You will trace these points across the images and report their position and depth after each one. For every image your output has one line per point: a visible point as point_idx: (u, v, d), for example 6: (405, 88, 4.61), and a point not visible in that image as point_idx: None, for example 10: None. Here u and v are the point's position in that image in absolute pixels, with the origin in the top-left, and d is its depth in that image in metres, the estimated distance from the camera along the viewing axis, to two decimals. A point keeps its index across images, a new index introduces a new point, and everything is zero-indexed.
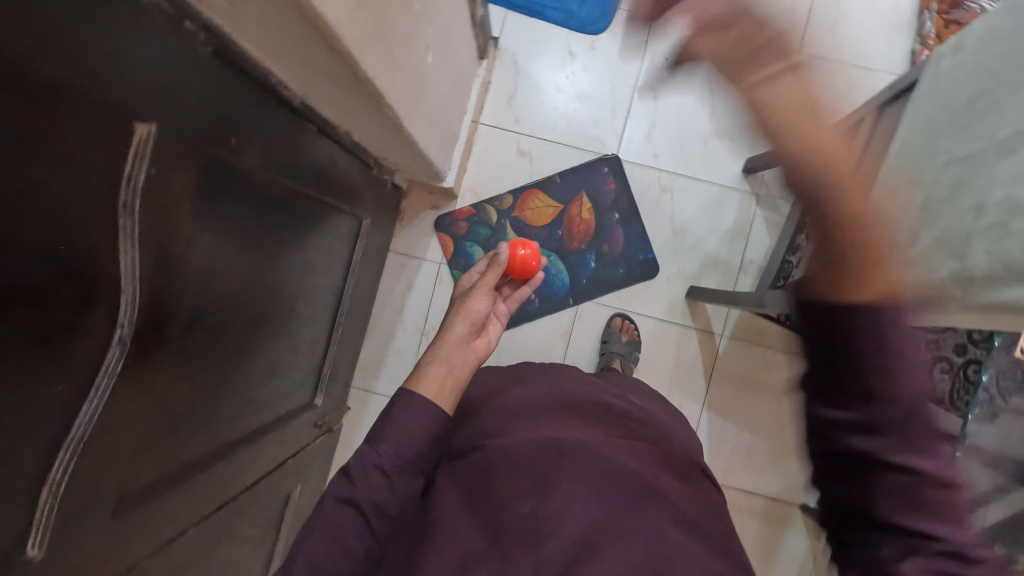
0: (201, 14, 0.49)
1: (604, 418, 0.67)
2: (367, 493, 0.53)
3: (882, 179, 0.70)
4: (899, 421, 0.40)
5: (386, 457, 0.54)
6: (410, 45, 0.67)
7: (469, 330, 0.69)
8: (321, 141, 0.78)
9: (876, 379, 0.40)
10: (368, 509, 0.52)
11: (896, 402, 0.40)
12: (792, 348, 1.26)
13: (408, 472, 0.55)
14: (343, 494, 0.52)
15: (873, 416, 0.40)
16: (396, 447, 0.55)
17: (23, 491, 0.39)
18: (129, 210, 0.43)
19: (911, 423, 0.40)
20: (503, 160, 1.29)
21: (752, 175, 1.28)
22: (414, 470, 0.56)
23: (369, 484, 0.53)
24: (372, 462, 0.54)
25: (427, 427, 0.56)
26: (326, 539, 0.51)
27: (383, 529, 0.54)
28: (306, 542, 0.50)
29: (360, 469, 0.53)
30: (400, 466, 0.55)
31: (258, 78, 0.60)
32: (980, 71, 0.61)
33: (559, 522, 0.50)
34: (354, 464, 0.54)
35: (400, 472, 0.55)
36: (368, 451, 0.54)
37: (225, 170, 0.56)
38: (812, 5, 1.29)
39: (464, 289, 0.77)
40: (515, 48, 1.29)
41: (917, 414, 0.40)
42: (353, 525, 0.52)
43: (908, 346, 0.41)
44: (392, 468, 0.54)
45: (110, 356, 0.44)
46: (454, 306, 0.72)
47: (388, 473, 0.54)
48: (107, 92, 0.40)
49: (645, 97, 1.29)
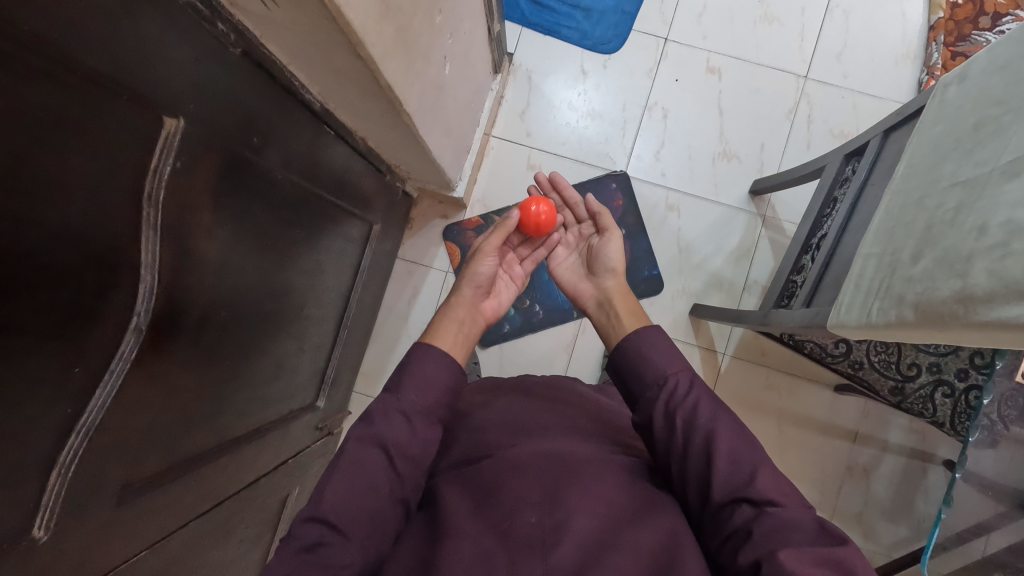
0: (234, 17, 0.51)
1: (606, 435, 0.67)
2: (390, 432, 0.55)
3: (889, 202, 0.71)
4: (681, 400, 0.58)
5: (407, 402, 0.57)
6: (430, 56, 0.69)
7: (476, 293, 0.75)
8: (338, 146, 0.80)
9: (651, 382, 0.61)
10: (391, 449, 0.54)
11: (673, 390, 0.59)
12: (793, 369, 1.26)
13: (428, 418, 0.58)
14: (365, 434, 0.55)
15: (665, 404, 0.59)
16: (417, 394, 0.58)
17: (35, 469, 0.39)
18: (153, 201, 0.45)
19: (696, 402, 0.57)
20: (513, 172, 1.31)
21: (759, 197, 1.29)
22: (433, 417, 0.59)
23: (390, 424, 0.55)
24: (394, 407, 0.57)
25: (444, 378, 0.61)
26: (349, 477, 0.52)
27: (406, 471, 0.55)
28: (331, 482, 0.52)
29: (381, 412, 0.56)
30: (421, 411, 0.58)
31: (282, 80, 0.62)
32: (986, 99, 0.63)
33: (566, 529, 0.49)
34: (376, 409, 0.57)
35: (420, 416, 0.57)
36: (389, 399, 0.58)
37: (248, 167, 0.58)
38: (821, 33, 1.32)
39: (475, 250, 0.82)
40: (530, 64, 1.32)
41: (694, 395, 0.58)
42: (376, 462, 0.53)
43: (675, 355, 0.63)
44: (412, 412, 0.57)
45: (124, 345, 0.45)
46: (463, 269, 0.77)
47: (409, 416, 0.57)
48: (142, 86, 0.42)
49: (655, 116, 1.31)
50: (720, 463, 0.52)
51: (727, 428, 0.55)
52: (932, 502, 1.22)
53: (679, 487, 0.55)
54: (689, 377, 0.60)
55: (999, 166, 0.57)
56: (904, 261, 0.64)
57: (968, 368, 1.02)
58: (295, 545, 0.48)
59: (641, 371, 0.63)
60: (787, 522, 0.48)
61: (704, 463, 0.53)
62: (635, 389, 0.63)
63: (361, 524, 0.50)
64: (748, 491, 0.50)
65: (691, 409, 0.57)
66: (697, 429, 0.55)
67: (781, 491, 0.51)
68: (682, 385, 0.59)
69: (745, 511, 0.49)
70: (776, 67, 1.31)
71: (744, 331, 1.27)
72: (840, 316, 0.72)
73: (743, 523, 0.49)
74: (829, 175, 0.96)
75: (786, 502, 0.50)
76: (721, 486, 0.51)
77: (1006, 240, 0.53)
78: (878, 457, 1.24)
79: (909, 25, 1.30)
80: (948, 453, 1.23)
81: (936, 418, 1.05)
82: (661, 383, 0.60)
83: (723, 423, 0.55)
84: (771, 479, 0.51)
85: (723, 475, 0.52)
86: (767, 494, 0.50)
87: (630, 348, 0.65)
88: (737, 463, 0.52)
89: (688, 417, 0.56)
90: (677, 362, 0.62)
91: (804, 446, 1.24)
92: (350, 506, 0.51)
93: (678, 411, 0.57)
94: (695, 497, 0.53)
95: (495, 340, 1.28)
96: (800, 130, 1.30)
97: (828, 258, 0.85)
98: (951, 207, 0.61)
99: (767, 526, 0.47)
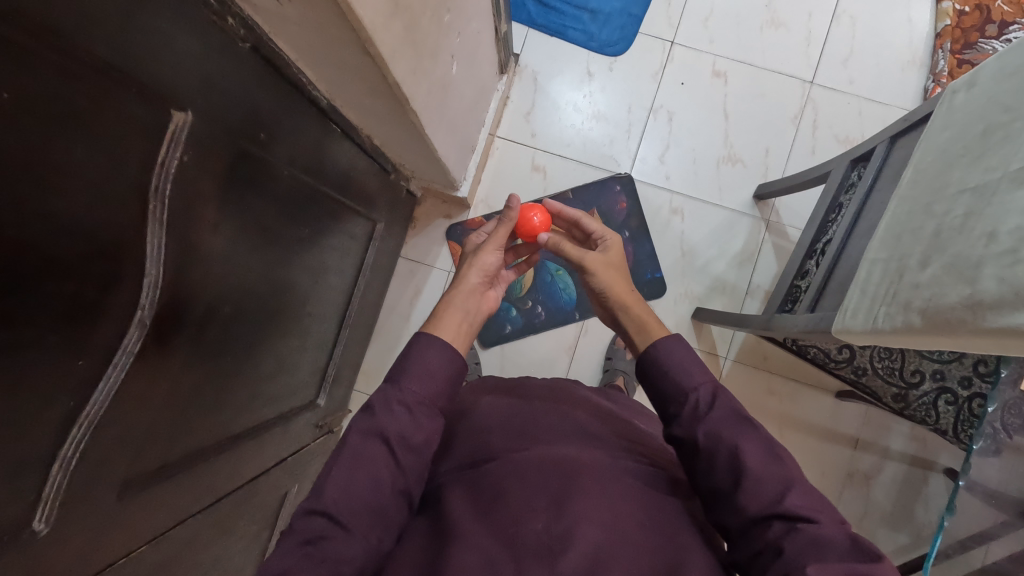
0: (245, 13, 0.51)
1: (610, 437, 0.67)
2: (392, 425, 0.54)
3: (895, 208, 0.71)
4: (704, 417, 0.56)
5: (409, 394, 0.56)
6: (438, 54, 0.69)
7: (481, 282, 0.72)
8: (343, 144, 0.80)
9: (673, 396, 0.59)
10: (392, 440, 0.54)
11: (695, 406, 0.57)
12: (795, 375, 1.26)
13: (429, 409, 0.57)
14: (367, 426, 0.54)
15: (689, 418, 0.57)
16: (419, 385, 0.57)
17: (36, 463, 0.39)
18: (159, 194, 0.44)
19: (718, 418, 0.55)
20: (517, 173, 1.31)
21: (763, 202, 1.29)
22: (434, 408, 0.58)
23: (392, 416, 0.55)
24: (395, 398, 0.56)
25: (446, 367, 0.59)
26: (350, 471, 0.52)
27: (410, 463, 0.54)
28: (332, 475, 0.51)
29: (382, 404, 0.55)
30: (423, 403, 0.57)
31: (291, 77, 0.61)
32: (994, 106, 0.62)
33: (572, 537, 0.49)
34: (377, 401, 0.56)
35: (422, 408, 0.56)
36: (390, 389, 0.57)
37: (254, 163, 0.58)
38: (827, 39, 1.32)
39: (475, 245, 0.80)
40: (536, 65, 1.32)
41: (717, 411, 0.56)
42: (377, 456, 0.53)
43: (696, 365, 0.60)
44: (414, 403, 0.56)
45: (128, 338, 0.45)
46: (467, 259, 0.75)
47: (411, 408, 0.56)
48: (151, 79, 0.42)
49: (660, 119, 1.31)
50: (750, 479, 0.51)
51: (751, 444, 0.53)
52: (932, 510, 1.22)
53: (708, 500, 0.55)
54: (712, 391, 0.58)
55: (1008, 173, 0.57)
56: (911, 267, 0.64)
57: (971, 376, 1.02)
58: (298, 539, 0.48)
59: (661, 383, 0.61)
60: (821, 540, 0.47)
61: (731, 479, 0.52)
62: (659, 402, 0.61)
63: (363, 518, 0.50)
64: (779, 508, 0.49)
65: (715, 425, 0.55)
66: (722, 448, 0.53)
67: (814, 507, 0.49)
68: (704, 401, 0.57)
69: (776, 528, 0.49)
70: (782, 72, 1.31)
71: (746, 336, 1.27)
72: (845, 322, 0.72)
73: (775, 540, 0.48)
74: (835, 181, 0.96)
75: (820, 518, 0.49)
76: (753, 502, 0.50)
77: (1015, 247, 0.53)
78: (878, 464, 1.23)
79: (915, 32, 1.31)
80: (949, 461, 1.22)
81: (938, 425, 1.04)
82: (682, 398, 0.58)
83: (748, 439, 0.53)
84: (803, 494, 0.50)
85: (752, 490, 0.51)
86: (799, 511, 0.49)
87: (650, 359, 0.62)
88: (766, 478, 0.51)
89: (715, 431, 0.54)
90: (699, 373, 0.59)
91: (805, 452, 1.24)
92: (351, 499, 0.50)
93: (704, 425, 0.55)
94: (725, 514, 0.53)
95: (497, 341, 1.27)
96: (805, 135, 1.30)
97: (832, 263, 0.85)
98: (959, 213, 0.61)
99: (800, 543, 0.47)
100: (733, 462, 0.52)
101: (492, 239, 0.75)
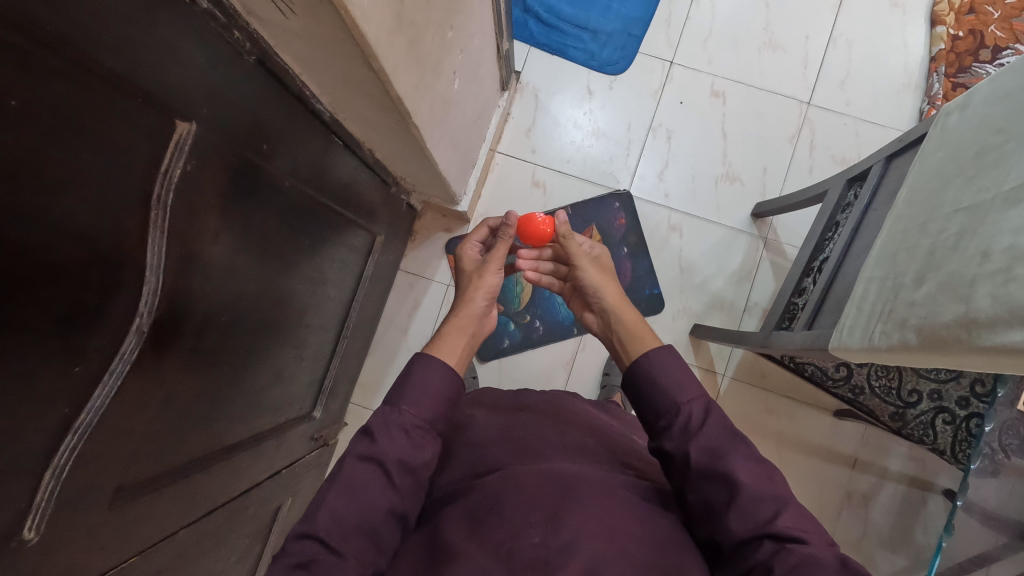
0: (251, 26, 0.52)
1: (613, 455, 0.66)
2: (391, 449, 0.54)
3: (891, 225, 0.72)
4: (695, 433, 0.55)
5: (407, 416, 0.56)
6: (441, 70, 0.70)
7: (486, 304, 0.72)
8: (345, 156, 0.81)
9: (663, 410, 0.59)
10: (390, 465, 0.53)
11: (687, 420, 0.57)
12: (792, 393, 1.26)
13: (428, 431, 0.57)
14: (365, 451, 0.54)
15: (681, 433, 0.56)
16: (417, 406, 0.57)
17: (29, 469, 0.39)
18: (161, 202, 0.45)
19: (712, 435, 0.55)
20: (517, 189, 1.32)
21: (761, 220, 1.30)
22: (433, 431, 0.57)
23: (391, 440, 0.54)
24: (394, 421, 0.55)
25: (444, 389, 0.59)
26: (346, 495, 0.51)
27: (406, 485, 0.53)
28: (327, 499, 0.51)
29: (382, 428, 0.55)
30: (420, 424, 0.56)
31: (294, 89, 0.62)
32: (987, 128, 0.64)
33: (569, 552, 0.48)
34: (376, 423, 0.55)
35: (419, 430, 0.56)
36: (389, 411, 0.56)
37: (256, 174, 0.59)
38: (825, 61, 1.34)
39: (473, 260, 0.78)
40: (537, 83, 1.34)
41: (709, 427, 0.55)
42: (374, 480, 0.52)
43: (688, 379, 0.60)
44: (412, 425, 0.56)
45: (125, 346, 0.44)
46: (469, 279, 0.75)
47: (409, 430, 0.55)
48: (157, 91, 0.42)
49: (659, 137, 1.33)
50: (741, 499, 0.51)
51: (745, 461, 0.53)
52: (931, 532, 1.20)
53: (695, 519, 0.54)
54: (705, 406, 0.58)
55: (1001, 193, 0.58)
56: (907, 285, 0.64)
57: (969, 397, 1.04)
58: (289, 562, 0.48)
59: (654, 397, 0.60)
60: (812, 560, 0.46)
61: (724, 497, 0.51)
62: (648, 419, 0.61)
63: (357, 543, 0.50)
64: (770, 528, 0.49)
65: (707, 441, 0.54)
66: (715, 465, 0.52)
67: (804, 527, 0.49)
68: (696, 415, 0.57)
69: (767, 547, 0.48)
70: (780, 92, 1.33)
71: (744, 353, 1.27)
72: (842, 340, 0.72)
73: (766, 559, 0.48)
74: (832, 199, 0.97)
75: (810, 539, 0.49)
76: (743, 522, 0.50)
77: (1009, 266, 0.54)
78: (877, 485, 1.23)
79: (910, 56, 1.33)
80: (948, 482, 1.21)
81: (936, 445, 1.05)
82: (674, 412, 0.58)
83: (741, 455, 0.53)
84: (794, 513, 0.50)
85: (746, 510, 0.50)
86: (790, 531, 0.48)
87: (641, 371, 0.62)
88: (757, 497, 0.51)
89: (706, 449, 0.54)
90: (690, 388, 0.59)
91: (803, 471, 1.23)
92: (345, 525, 0.50)
93: (692, 443, 0.55)
94: (715, 532, 0.52)
95: (495, 355, 1.27)
96: (803, 155, 1.31)
97: (829, 281, 0.86)
98: (953, 232, 0.61)
99: (790, 563, 0.46)
100: (724, 473, 0.52)
101: (494, 258, 0.75)
